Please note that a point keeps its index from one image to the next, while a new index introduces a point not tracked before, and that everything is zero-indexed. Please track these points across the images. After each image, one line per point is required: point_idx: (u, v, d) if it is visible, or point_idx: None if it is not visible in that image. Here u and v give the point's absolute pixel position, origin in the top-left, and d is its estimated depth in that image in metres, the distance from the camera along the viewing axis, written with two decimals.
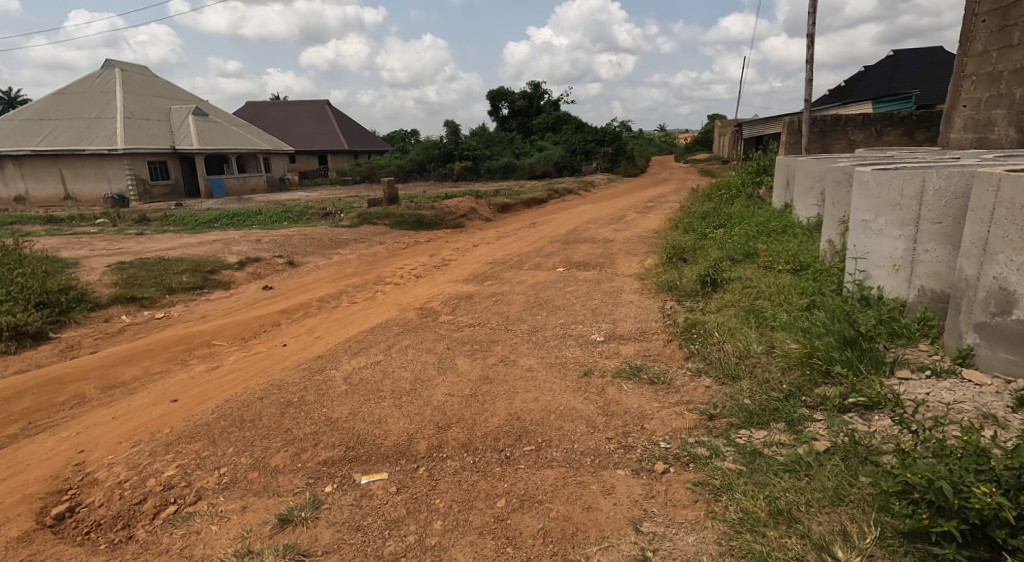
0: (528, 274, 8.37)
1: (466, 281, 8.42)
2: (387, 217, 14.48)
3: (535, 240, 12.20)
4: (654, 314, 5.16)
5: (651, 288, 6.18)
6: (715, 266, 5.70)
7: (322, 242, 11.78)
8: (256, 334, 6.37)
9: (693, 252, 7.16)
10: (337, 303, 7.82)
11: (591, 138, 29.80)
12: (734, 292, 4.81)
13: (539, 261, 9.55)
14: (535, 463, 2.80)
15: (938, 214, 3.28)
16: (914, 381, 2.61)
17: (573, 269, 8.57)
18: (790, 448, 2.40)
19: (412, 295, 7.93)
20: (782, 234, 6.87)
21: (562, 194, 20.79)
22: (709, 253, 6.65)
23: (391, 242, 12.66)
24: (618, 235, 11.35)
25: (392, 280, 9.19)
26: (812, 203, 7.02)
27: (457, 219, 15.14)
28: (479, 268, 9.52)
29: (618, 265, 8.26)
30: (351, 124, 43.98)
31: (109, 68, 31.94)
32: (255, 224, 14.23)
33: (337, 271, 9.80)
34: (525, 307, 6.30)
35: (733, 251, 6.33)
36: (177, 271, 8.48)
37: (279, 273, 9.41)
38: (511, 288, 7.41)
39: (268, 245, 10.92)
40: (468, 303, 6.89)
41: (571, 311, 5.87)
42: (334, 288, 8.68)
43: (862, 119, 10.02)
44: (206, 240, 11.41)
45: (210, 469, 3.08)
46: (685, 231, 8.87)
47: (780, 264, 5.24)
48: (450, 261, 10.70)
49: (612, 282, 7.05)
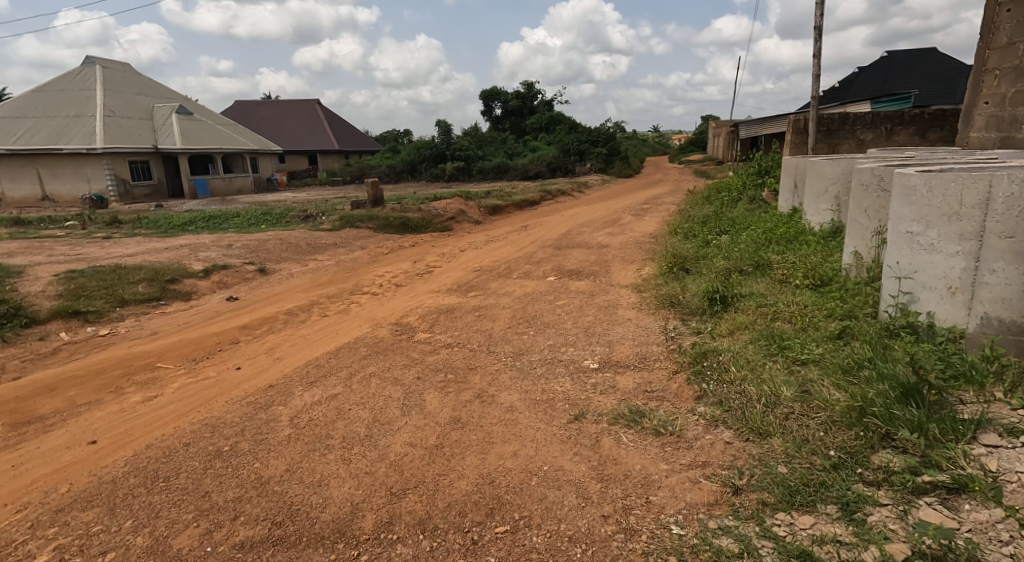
0: (516, 284, 7.74)
1: (449, 291, 7.78)
2: (371, 220, 13.80)
3: (525, 245, 11.56)
4: (655, 336, 4.53)
5: (651, 303, 5.56)
6: (723, 280, 5.07)
7: (299, 247, 11.10)
8: (209, 355, 5.68)
9: (695, 261, 6.54)
10: (307, 316, 7.14)
11: (585, 139, 29.18)
12: (747, 313, 4.20)
13: (529, 268, 8.89)
14: (509, 554, 2.16)
15: (1009, 227, 2.68)
16: (1008, 452, 1.98)
17: (565, 278, 7.94)
18: (856, 555, 1.77)
19: (388, 307, 7.26)
20: (793, 242, 6.26)
21: (555, 194, 20.17)
22: (714, 263, 6.04)
23: (373, 247, 11.99)
24: (613, 241, 10.71)
25: (370, 290, 8.51)
26: (825, 209, 6.46)
27: (444, 222, 14.45)
28: (465, 276, 8.87)
29: (613, 275, 7.64)
30: (340, 123, 43.15)
31: (89, 65, 31.10)
32: (230, 227, 13.48)
33: (312, 280, 9.12)
34: (511, 325, 5.66)
35: (741, 261, 5.72)
36: (133, 281, 7.78)
37: (248, 282, 8.71)
38: (497, 301, 6.77)
39: (239, 250, 10.21)
40: (448, 318, 6.23)
41: (561, 330, 5.21)
42: (306, 298, 8.01)
43: (871, 117, 9.42)
44: (174, 245, 10.69)
45: (94, 555, 2.41)
46: (686, 237, 8.25)
47: (798, 279, 4.64)
48: (435, 267, 10.03)
49: (607, 294, 6.42)
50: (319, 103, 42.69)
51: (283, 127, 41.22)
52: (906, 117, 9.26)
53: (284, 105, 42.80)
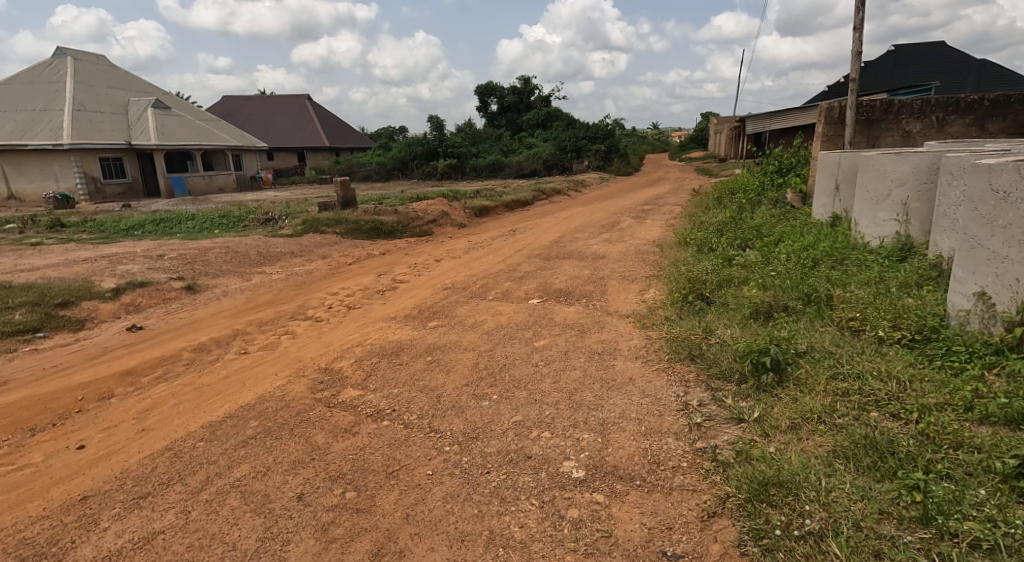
0: (490, 310, 6.25)
1: (406, 319, 6.28)
2: (338, 224, 12.29)
3: (509, 254, 10.06)
4: (674, 422, 3.01)
5: (662, 354, 4.06)
6: (769, 329, 3.57)
7: (246, 258, 9.59)
8: (56, 423, 4.13)
9: (717, 287, 5.04)
10: (219, 355, 5.59)
11: (581, 135, 27.79)
12: (817, 392, 2.76)
13: (508, 288, 7.36)
14: None
15: None
16: None
17: (551, 301, 6.46)
18: None
19: (325, 342, 5.75)
20: (848, 265, 4.79)
21: (549, 194, 18.68)
22: (744, 294, 4.58)
23: (336, 256, 10.47)
24: (610, 250, 9.17)
25: (315, 314, 7.00)
26: (883, 219, 5.06)
27: (423, 227, 12.91)
28: (432, 296, 7.39)
29: (611, 299, 6.15)
30: (330, 119, 41.63)
31: (60, 56, 29.63)
32: (178, 233, 11.90)
33: (247, 300, 7.58)
34: (469, 382, 4.14)
35: (783, 293, 4.26)
36: (11, 306, 6.23)
37: (167, 304, 7.16)
38: (460, 336, 5.27)
39: (171, 263, 8.70)
40: (391, 365, 4.70)
41: (536, 398, 3.67)
42: (231, 326, 6.48)
43: (921, 103, 7.86)
44: (96, 256, 9.10)
45: None
46: (700, 251, 6.72)
47: (883, 330, 3.19)
48: (401, 283, 8.51)
49: (600, 332, 4.88)
50: (308, 98, 41.12)
51: (269, 124, 39.58)
52: (961, 105, 7.77)
53: (269, 100, 41.06)
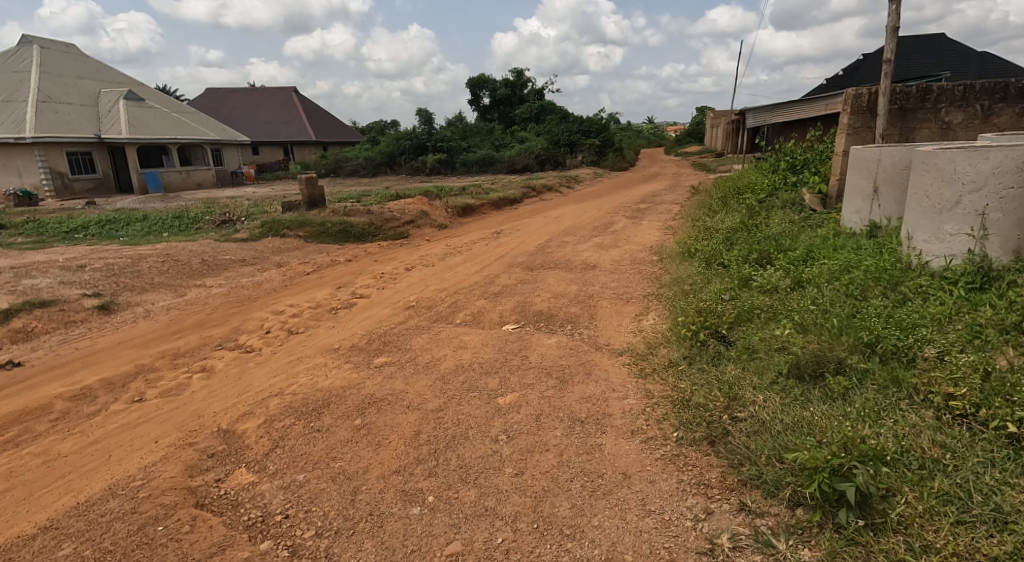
0: (453, 342, 5.08)
1: (350, 353, 5.10)
2: (301, 227, 11.08)
3: (487, 262, 8.88)
4: None
5: (669, 429, 2.91)
6: (831, 419, 2.46)
7: (188, 268, 8.38)
8: None
9: (737, 322, 3.89)
10: (105, 404, 4.40)
11: (575, 129, 26.56)
12: (941, 559, 1.76)
13: (480, 308, 6.18)
14: None
15: None
16: None
17: (529, 329, 5.29)
18: None
19: (241, 385, 4.57)
20: (915, 295, 3.68)
21: (540, 190, 17.49)
22: (776, 338, 3.42)
23: (293, 264, 9.26)
24: (603, 258, 8.00)
25: (246, 342, 5.82)
26: (949, 233, 3.93)
27: (397, 229, 11.71)
28: (389, 318, 6.21)
29: (601, 328, 4.99)
30: (316, 111, 40.21)
31: (26, 45, 28.20)
32: (121, 237, 10.66)
33: (170, 323, 6.38)
34: (401, 466, 2.98)
35: (832, 338, 3.13)
36: None
37: (69, 329, 5.97)
38: (405, 384, 4.09)
39: (94, 276, 7.49)
40: (306, 432, 3.50)
41: (488, 508, 2.53)
42: (137, 359, 5.30)
43: (964, 89, 6.72)
44: (7, 266, 7.87)
45: None
46: (710, 267, 5.57)
47: (1014, 428, 2.13)
48: (361, 300, 7.31)
49: (585, 383, 3.71)
50: (293, 90, 39.62)
51: (252, 117, 38.14)
52: (1010, 92, 6.64)
53: (252, 93, 39.56)
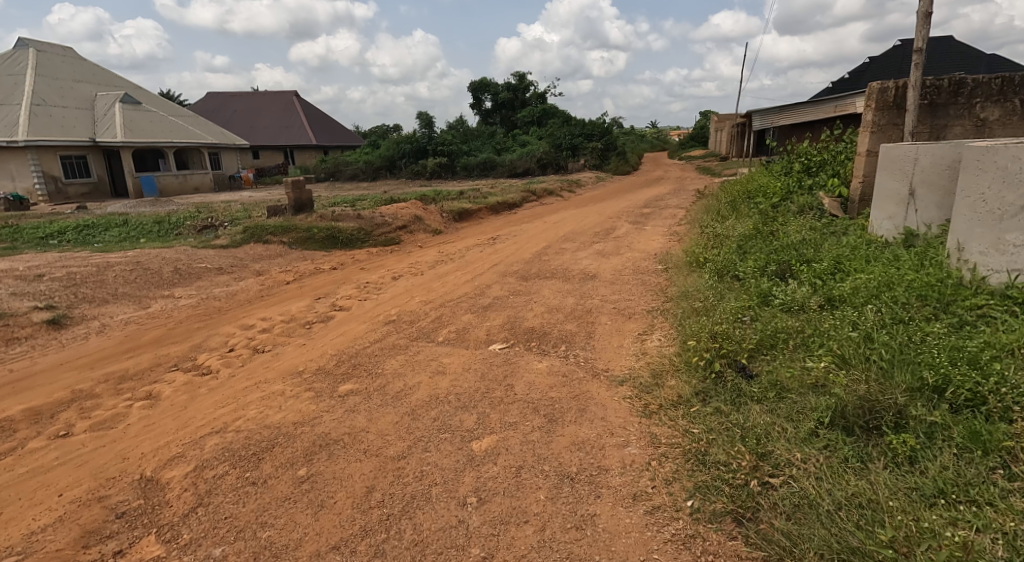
0: (431, 365, 4.46)
1: (313, 377, 4.49)
2: (286, 233, 10.50)
3: (480, 271, 8.27)
4: None
5: (680, 496, 2.31)
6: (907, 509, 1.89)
7: (158, 278, 7.80)
8: None
9: (758, 349, 3.26)
10: (24, 440, 3.81)
11: (578, 132, 25.95)
12: None
13: (466, 324, 5.56)
14: None
15: None
16: None
17: (518, 350, 4.66)
18: None
19: (183, 416, 3.97)
20: (977, 320, 3.06)
21: (541, 194, 16.90)
22: (810, 373, 2.79)
23: (274, 273, 8.66)
24: (603, 267, 7.38)
25: (205, 361, 5.22)
26: (1011, 244, 3.31)
27: (387, 234, 11.12)
28: (365, 335, 5.60)
29: (601, 350, 4.36)
30: (316, 115, 39.75)
31: (21, 48, 27.87)
32: (95, 244, 10.08)
33: (125, 339, 5.78)
34: (342, 541, 2.37)
35: (886, 375, 2.50)
36: None
37: (10, 348, 5.39)
38: (369, 420, 3.48)
39: (52, 288, 6.90)
40: (239, 484, 2.90)
41: None
42: (76, 383, 4.70)
43: (1000, 83, 6.10)
44: None
45: None
46: (723, 279, 4.95)
47: None
48: (339, 312, 6.71)
49: (578, 424, 3.09)
50: (293, 93, 39.19)
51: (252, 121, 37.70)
52: None
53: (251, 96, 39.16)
